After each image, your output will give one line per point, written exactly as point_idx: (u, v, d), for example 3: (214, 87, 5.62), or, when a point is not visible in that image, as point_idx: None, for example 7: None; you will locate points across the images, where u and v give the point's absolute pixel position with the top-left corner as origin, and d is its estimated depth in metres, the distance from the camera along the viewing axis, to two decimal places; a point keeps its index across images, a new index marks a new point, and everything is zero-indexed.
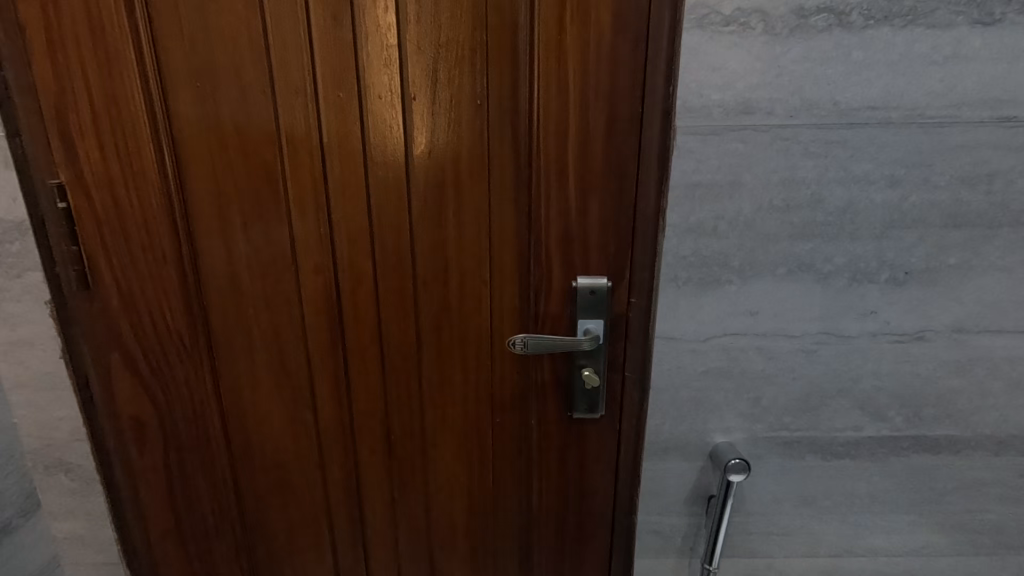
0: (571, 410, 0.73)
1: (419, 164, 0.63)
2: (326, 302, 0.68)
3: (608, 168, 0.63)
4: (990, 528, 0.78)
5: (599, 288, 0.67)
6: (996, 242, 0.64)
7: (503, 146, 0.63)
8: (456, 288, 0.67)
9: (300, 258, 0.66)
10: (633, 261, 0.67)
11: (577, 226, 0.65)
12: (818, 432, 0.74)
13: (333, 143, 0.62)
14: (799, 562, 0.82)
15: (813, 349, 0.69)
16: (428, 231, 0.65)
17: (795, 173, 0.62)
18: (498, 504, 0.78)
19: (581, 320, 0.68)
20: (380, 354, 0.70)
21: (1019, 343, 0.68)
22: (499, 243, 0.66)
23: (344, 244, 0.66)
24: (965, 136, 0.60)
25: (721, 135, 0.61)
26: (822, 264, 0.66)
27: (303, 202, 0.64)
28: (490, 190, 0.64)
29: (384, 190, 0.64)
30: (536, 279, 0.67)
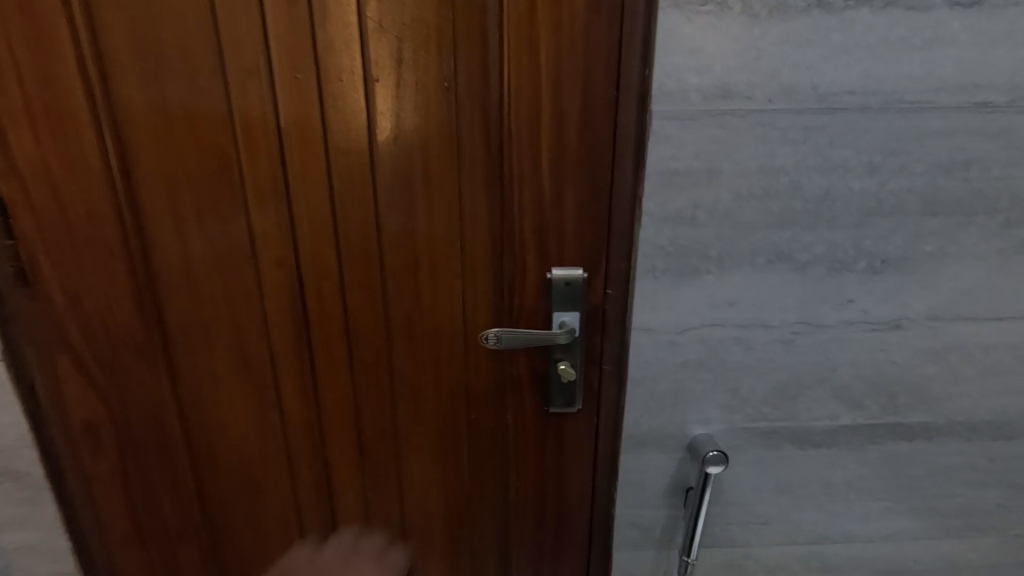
0: (548, 405, 0.75)
1: (385, 152, 0.63)
2: (290, 292, 0.68)
3: (580, 154, 0.63)
4: (959, 510, 0.81)
5: (575, 280, 0.68)
6: (971, 230, 0.65)
7: (474, 133, 0.63)
8: (427, 276, 0.68)
9: (262, 249, 0.66)
10: (609, 252, 0.67)
11: (550, 214, 0.65)
12: (796, 422, 0.74)
13: (292, 132, 0.62)
14: (776, 551, 0.83)
15: (791, 339, 0.70)
16: (396, 220, 0.66)
17: (774, 160, 0.62)
18: (475, 497, 0.80)
19: (557, 312, 0.69)
20: (348, 347, 0.71)
21: (991, 330, 0.70)
22: (471, 231, 0.67)
23: (306, 234, 0.66)
24: (944, 122, 0.60)
25: (699, 121, 0.60)
26: (800, 254, 0.66)
27: (264, 192, 0.64)
28: (461, 178, 0.64)
29: (348, 180, 0.64)
30: (510, 270, 0.68)
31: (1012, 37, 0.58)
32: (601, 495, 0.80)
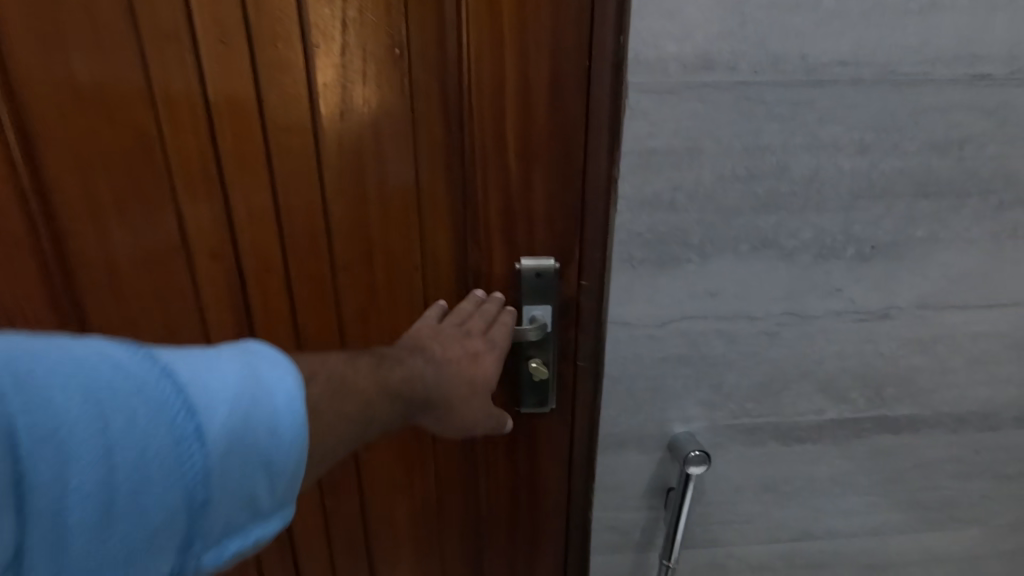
0: (519, 406, 0.70)
1: (330, 131, 0.56)
2: (230, 289, 0.61)
3: (550, 132, 0.57)
4: (943, 502, 0.79)
5: (547, 272, 0.62)
6: (964, 214, 0.61)
7: (432, 109, 0.56)
8: (383, 268, 0.62)
9: (195, 242, 0.59)
10: (583, 241, 0.62)
11: (518, 198, 0.60)
12: (780, 418, 0.71)
13: (223, 108, 0.55)
14: (759, 549, 0.80)
15: (776, 331, 0.65)
16: (347, 207, 0.59)
17: (759, 138, 0.57)
18: (443, 500, 0.77)
19: (526, 306, 0.64)
20: (297, 347, 0.65)
21: (981, 318, 0.67)
22: (431, 218, 0.61)
23: (245, 224, 0.59)
24: (939, 96, 0.56)
25: (678, 95, 0.54)
26: (787, 240, 0.61)
27: (193, 177, 0.57)
28: (419, 160, 0.58)
29: (289, 162, 0.57)
30: (475, 261, 0.63)
31: (1012, 2, 0.53)
32: (577, 498, 0.76)
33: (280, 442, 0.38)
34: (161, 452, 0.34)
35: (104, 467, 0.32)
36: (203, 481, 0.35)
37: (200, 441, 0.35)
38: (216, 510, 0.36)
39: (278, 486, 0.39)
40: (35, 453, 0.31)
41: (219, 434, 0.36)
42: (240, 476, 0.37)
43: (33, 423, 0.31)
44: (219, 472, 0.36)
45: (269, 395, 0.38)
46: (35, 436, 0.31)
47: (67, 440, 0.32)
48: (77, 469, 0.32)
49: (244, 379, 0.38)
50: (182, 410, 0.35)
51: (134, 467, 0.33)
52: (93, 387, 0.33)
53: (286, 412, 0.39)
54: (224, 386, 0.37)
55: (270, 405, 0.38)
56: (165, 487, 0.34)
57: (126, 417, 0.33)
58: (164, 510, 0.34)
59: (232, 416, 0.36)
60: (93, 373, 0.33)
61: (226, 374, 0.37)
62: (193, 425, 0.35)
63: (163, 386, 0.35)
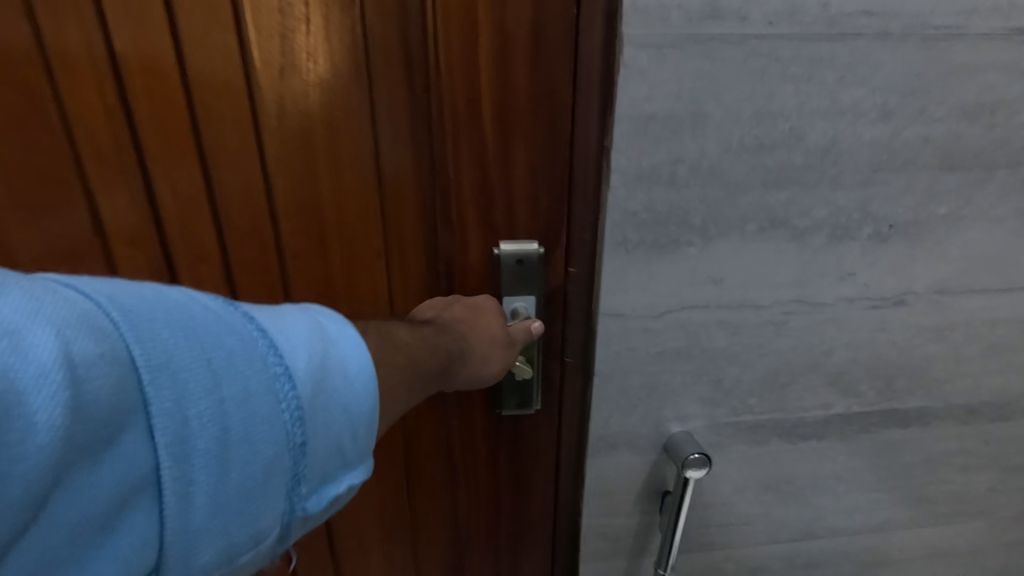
0: (500, 408, 0.63)
1: (269, 97, 0.49)
2: (158, 282, 0.55)
3: (531, 96, 0.49)
4: (949, 496, 0.75)
5: (530, 258, 0.55)
6: (991, 188, 0.55)
7: (392, 64, 0.48)
8: (339, 252, 0.55)
9: (112, 229, 0.52)
10: (570, 222, 0.54)
11: (496, 174, 0.52)
12: (784, 414, 0.65)
13: (136, 74, 0.47)
14: (758, 551, 0.75)
15: (783, 320, 0.59)
16: (293, 181, 0.51)
17: (771, 102, 0.49)
18: (417, 510, 0.70)
19: (507, 298, 0.56)
20: None
21: (1001, 303, 0.62)
22: (394, 199, 0.53)
23: (172, 202, 0.52)
24: (971, 53, 0.49)
25: (681, 49, 0.47)
26: (798, 219, 0.54)
27: (107, 155, 0.50)
28: (377, 130, 0.50)
29: (221, 135, 0.49)
30: (447, 246, 0.55)
31: None
32: (565, 505, 0.69)
33: (358, 386, 0.36)
34: (262, 391, 0.31)
35: (213, 402, 0.29)
36: (302, 420, 0.33)
37: (294, 379, 0.32)
38: (316, 455, 0.34)
39: (365, 431, 0.36)
40: (150, 384, 0.28)
41: (306, 375, 0.33)
42: (331, 420, 0.34)
43: (142, 351, 0.28)
44: (316, 412, 0.33)
45: (338, 343, 0.36)
46: (145, 365, 0.28)
47: (176, 372, 0.28)
48: (192, 400, 0.29)
49: (313, 327, 0.35)
50: (271, 350, 0.32)
51: (242, 403, 0.30)
52: (186, 321, 0.30)
53: (359, 357, 0.36)
54: (302, 330, 0.34)
55: (342, 357, 0.35)
56: (272, 426, 0.31)
57: (226, 351, 0.30)
58: (272, 453, 0.31)
59: (315, 358, 0.34)
60: (184, 311, 0.30)
61: (298, 319, 0.35)
62: (284, 364, 0.32)
63: (248, 327, 0.32)
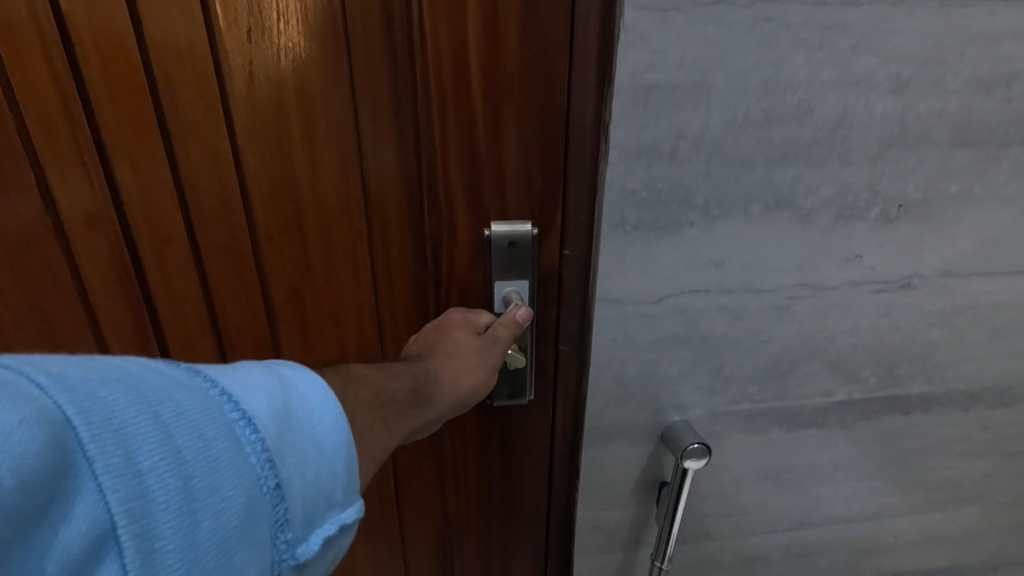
0: (491, 399, 0.60)
1: (236, 61, 0.45)
2: (117, 265, 0.52)
3: (523, 61, 0.45)
4: (947, 483, 0.73)
5: (523, 239, 0.51)
6: (1003, 166, 0.53)
7: (369, 26, 0.44)
8: (318, 234, 0.51)
9: (67, 208, 0.49)
10: (566, 201, 0.51)
11: (486, 148, 0.48)
12: (785, 401, 0.63)
13: (87, 36, 0.44)
14: (755, 541, 0.73)
15: (786, 305, 0.57)
16: (265, 159, 0.48)
17: (780, 71, 0.46)
18: (404, 504, 0.67)
19: (498, 283, 0.53)
20: (212, 323, 0.55)
21: (1007, 287, 0.60)
22: (376, 175, 0.49)
23: (132, 176, 0.48)
24: (989, 21, 0.47)
25: (685, 13, 0.43)
26: (804, 199, 0.52)
27: (57, 126, 0.46)
28: (358, 99, 0.46)
29: (183, 104, 0.46)
30: (433, 226, 0.51)
31: None
32: (558, 497, 0.67)
33: (326, 422, 0.34)
34: (222, 438, 0.29)
35: (170, 453, 0.27)
36: (272, 463, 0.31)
37: (256, 422, 0.31)
38: (295, 497, 0.32)
39: (343, 467, 0.35)
40: (91, 442, 0.25)
41: (268, 418, 0.31)
42: (305, 458, 0.33)
43: (77, 410, 0.25)
44: (287, 452, 0.32)
45: (297, 385, 0.35)
46: (83, 424, 0.25)
47: (122, 428, 0.26)
48: (144, 453, 0.26)
49: (268, 374, 0.34)
50: (225, 398, 0.30)
51: (202, 453, 0.28)
52: (127, 377, 0.28)
53: (320, 395, 0.35)
54: (254, 377, 0.33)
55: (301, 398, 0.34)
56: (239, 471, 0.29)
57: (176, 404, 0.28)
58: (244, 501, 0.29)
59: (273, 400, 0.32)
60: (122, 369, 0.28)
61: (247, 369, 0.34)
62: (242, 409, 0.31)
63: (197, 379, 0.30)
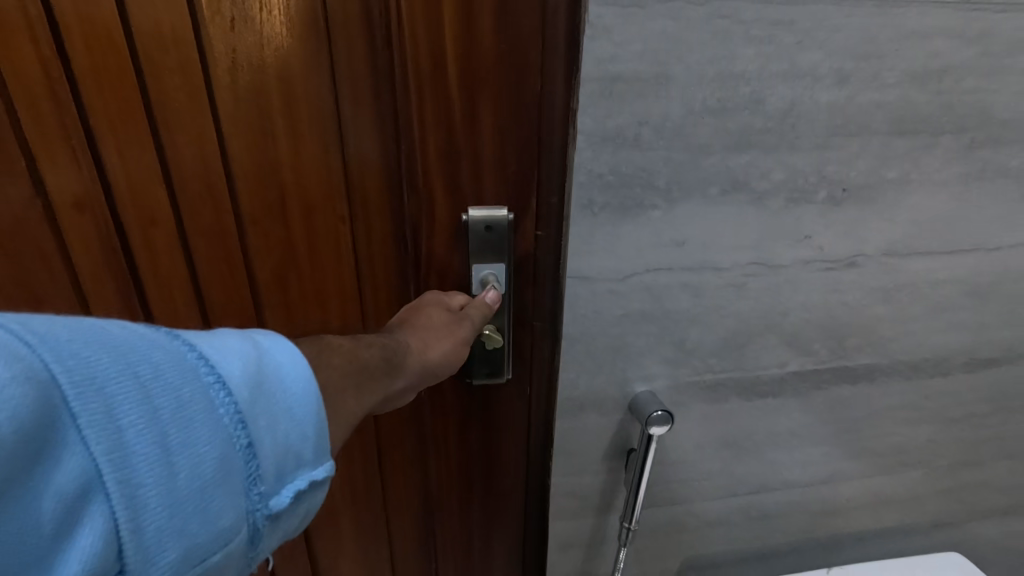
0: (470, 377, 0.63)
1: (220, 51, 0.47)
2: (106, 247, 0.54)
3: (497, 52, 0.48)
4: (892, 448, 0.80)
5: (499, 224, 0.55)
6: (937, 153, 0.58)
7: (350, 20, 0.47)
8: (299, 215, 0.54)
9: (56, 192, 0.51)
10: (538, 185, 0.54)
11: (463, 135, 0.51)
12: (743, 372, 0.68)
13: (76, 24, 0.45)
14: (718, 505, 0.78)
15: (743, 282, 0.61)
16: (248, 140, 0.50)
17: (734, 64, 0.50)
18: (388, 482, 0.70)
19: (477, 266, 0.56)
20: (196, 302, 0.57)
21: (944, 265, 0.65)
22: (358, 160, 0.52)
23: (116, 157, 0.50)
24: (922, 20, 0.51)
25: (647, 8, 0.47)
26: (758, 182, 0.56)
27: (45, 111, 0.48)
28: (338, 86, 0.49)
29: (168, 89, 0.48)
30: (413, 211, 0.54)
31: None
32: (533, 465, 0.71)
33: (299, 387, 0.35)
34: (198, 398, 0.30)
35: (149, 412, 0.28)
36: (245, 423, 0.32)
37: (230, 386, 0.32)
38: (266, 456, 0.33)
39: (315, 431, 0.35)
40: (75, 399, 0.26)
41: (242, 382, 0.32)
42: (276, 421, 0.33)
43: (62, 367, 0.26)
44: (260, 413, 0.33)
45: (272, 353, 0.35)
46: (67, 382, 0.26)
47: (103, 387, 0.27)
48: (125, 411, 0.27)
49: (245, 342, 0.34)
50: (200, 360, 0.31)
51: (179, 411, 0.29)
52: (108, 338, 0.28)
53: (295, 364, 0.35)
54: (230, 340, 0.34)
55: (276, 362, 0.35)
56: (214, 431, 0.30)
57: (155, 365, 0.29)
58: (218, 458, 0.30)
59: (248, 363, 0.33)
60: (103, 329, 0.29)
61: (223, 333, 0.34)
62: (217, 372, 0.32)
63: (176, 343, 0.31)
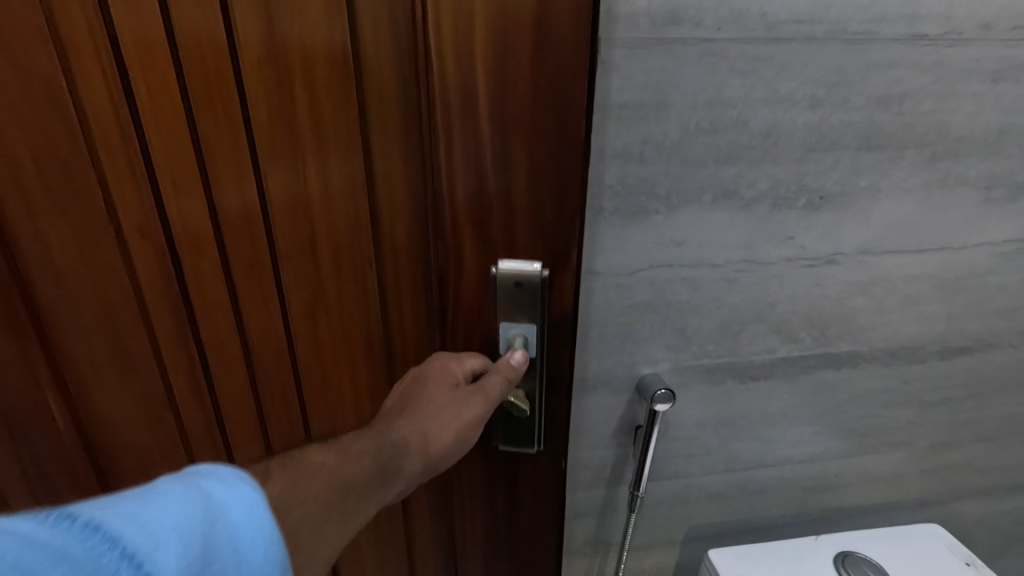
0: (496, 441, 0.73)
1: (260, 108, 0.57)
2: (161, 262, 0.65)
3: (533, 92, 0.55)
4: (876, 429, 0.88)
5: (530, 279, 0.63)
6: (903, 164, 0.67)
7: (382, 80, 0.56)
8: (326, 244, 0.63)
9: (124, 221, 0.63)
10: (557, 220, 0.61)
11: (494, 174, 0.59)
12: (737, 357, 0.77)
13: (147, 88, 0.57)
14: (717, 479, 0.87)
15: (735, 277, 0.70)
16: (285, 180, 0.60)
17: (722, 92, 0.60)
18: (414, 521, 0.83)
19: (505, 324, 0.66)
20: (234, 313, 0.67)
21: (915, 262, 0.74)
22: (385, 204, 0.62)
23: (170, 191, 0.61)
24: (883, 53, 0.61)
25: (649, 49, 0.57)
26: (746, 191, 0.65)
27: (121, 158, 0.60)
28: (367, 143, 0.59)
29: (214, 136, 0.58)
30: (443, 251, 0.63)
31: None
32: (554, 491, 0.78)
33: (252, 557, 0.33)
34: None
35: None
36: None
37: None
38: None
39: None
40: None
41: None
42: None
43: None
44: None
45: (226, 514, 0.33)
46: None
47: None
48: None
49: (193, 503, 0.32)
50: (122, 566, 0.28)
51: None
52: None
53: (250, 530, 0.34)
54: (171, 515, 0.31)
55: (227, 528, 0.33)
56: None
57: None
58: None
59: (188, 549, 0.31)
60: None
61: (164, 502, 0.31)
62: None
63: (91, 543, 0.28)
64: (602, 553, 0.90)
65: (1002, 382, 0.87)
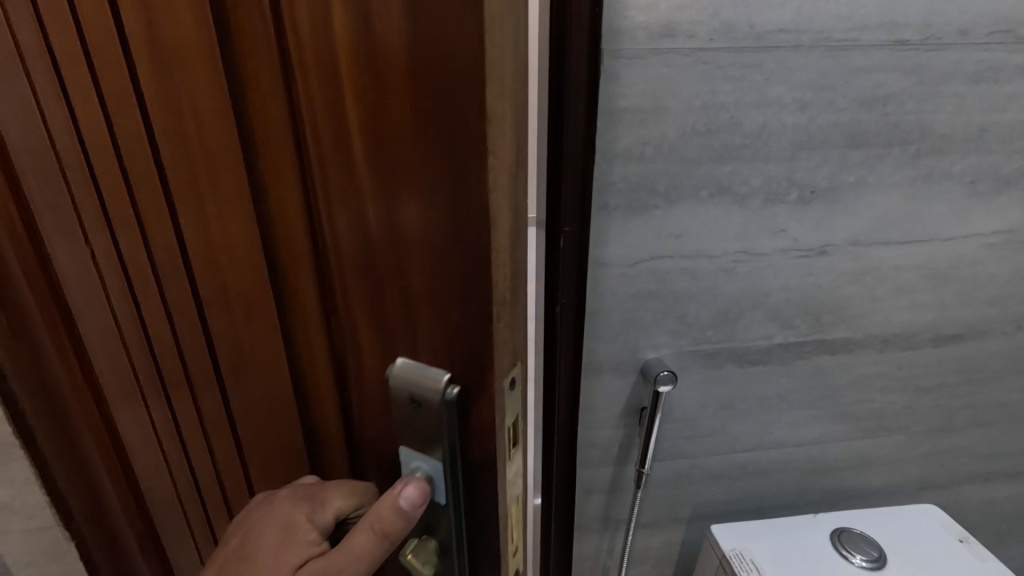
0: None
1: (163, 135, 0.41)
2: (127, 311, 0.52)
3: (419, 129, 0.32)
4: (873, 414, 0.92)
5: (429, 396, 0.39)
6: (889, 160, 0.72)
7: (266, 92, 0.36)
8: (240, 318, 0.46)
9: (97, 258, 0.50)
10: (478, 314, 0.35)
11: (384, 248, 0.37)
12: (735, 343, 0.82)
13: (72, 111, 0.43)
14: (718, 460, 0.93)
15: (731, 267, 0.76)
16: (196, 232, 0.44)
17: (714, 97, 0.66)
18: None
19: (404, 450, 0.42)
20: (189, 382, 0.53)
21: (904, 253, 0.78)
22: (289, 271, 0.42)
23: (119, 231, 0.48)
24: (865, 59, 0.66)
25: (646, 59, 0.63)
26: (739, 187, 0.71)
27: (59, 190, 0.48)
28: (259, 188, 0.40)
29: (138, 164, 0.43)
30: (341, 336, 0.42)
31: None
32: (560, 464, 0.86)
33: None
34: None
35: None
36: None
37: None
38: None
39: None
40: None
41: None
42: None
43: None
44: None
45: None
46: None
47: None
48: None
49: None
50: None
51: None
52: None
53: None
54: None
55: None
56: None
57: None
58: None
59: None
60: None
61: None
62: None
63: None
64: (612, 529, 0.96)
65: (997, 369, 0.91)
